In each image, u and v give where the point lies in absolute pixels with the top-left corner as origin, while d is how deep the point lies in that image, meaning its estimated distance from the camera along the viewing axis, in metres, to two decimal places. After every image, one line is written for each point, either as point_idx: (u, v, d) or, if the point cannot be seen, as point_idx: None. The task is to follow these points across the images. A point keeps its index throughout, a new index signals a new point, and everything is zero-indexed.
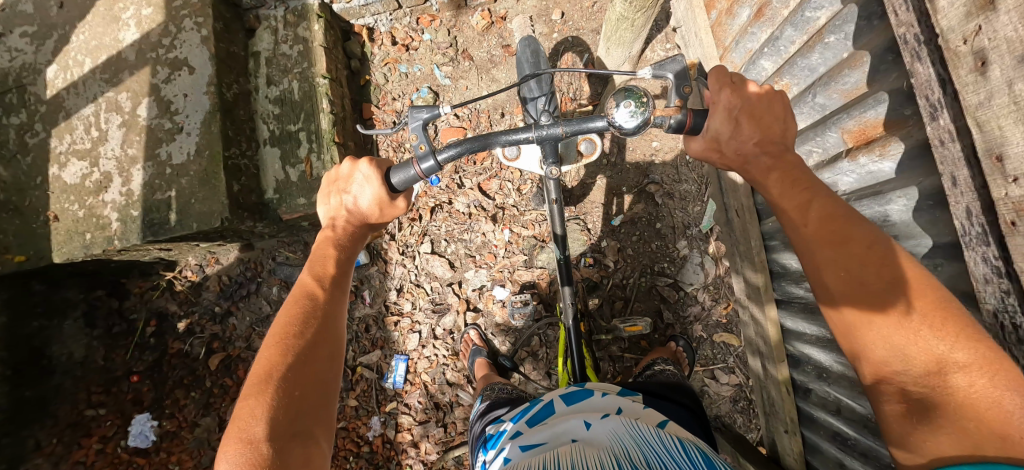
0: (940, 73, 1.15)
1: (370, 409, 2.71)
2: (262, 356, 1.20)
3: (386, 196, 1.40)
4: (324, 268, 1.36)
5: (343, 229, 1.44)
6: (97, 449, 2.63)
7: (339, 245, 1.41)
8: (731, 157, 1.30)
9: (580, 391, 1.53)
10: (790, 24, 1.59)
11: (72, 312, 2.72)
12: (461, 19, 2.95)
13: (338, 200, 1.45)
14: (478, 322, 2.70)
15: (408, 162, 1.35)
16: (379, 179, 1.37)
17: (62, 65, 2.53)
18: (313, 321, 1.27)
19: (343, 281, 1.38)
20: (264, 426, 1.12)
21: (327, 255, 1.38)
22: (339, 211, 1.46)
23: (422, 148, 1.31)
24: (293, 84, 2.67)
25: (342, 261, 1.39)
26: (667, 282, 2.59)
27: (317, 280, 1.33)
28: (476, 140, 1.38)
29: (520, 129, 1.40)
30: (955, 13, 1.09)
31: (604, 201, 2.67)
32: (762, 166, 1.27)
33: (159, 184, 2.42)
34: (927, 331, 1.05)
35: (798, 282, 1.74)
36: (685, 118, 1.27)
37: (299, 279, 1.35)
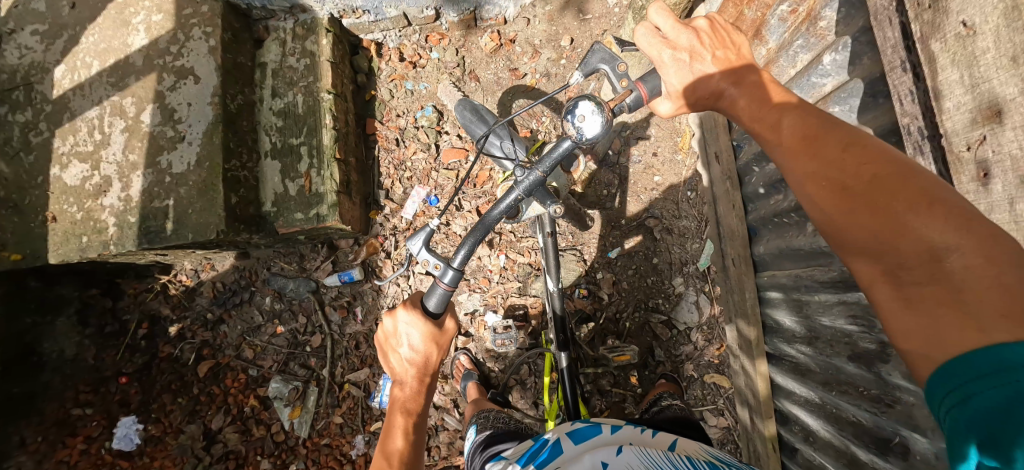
0: (940, 172, 1.17)
1: (356, 427, 2.82)
2: None
3: (435, 330, 1.52)
4: (392, 444, 1.54)
5: (412, 392, 1.61)
6: (81, 449, 2.60)
7: (406, 410, 1.58)
8: (701, 100, 1.40)
9: (588, 428, 1.46)
10: (796, 86, 1.58)
11: (66, 309, 2.72)
12: (470, 39, 2.95)
13: (398, 357, 1.60)
14: (468, 347, 2.70)
15: (432, 287, 1.49)
16: (422, 319, 1.50)
17: (69, 66, 2.53)
18: None
19: (414, 456, 1.53)
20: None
21: (394, 429, 1.56)
22: (404, 367, 1.60)
23: (437, 266, 1.48)
24: (297, 97, 2.67)
25: (408, 432, 1.56)
26: (660, 319, 2.57)
27: (386, 459, 1.50)
28: (477, 231, 1.50)
29: (505, 196, 1.51)
30: (960, 117, 1.10)
31: (601, 233, 2.63)
32: (733, 99, 1.35)
33: (158, 192, 2.42)
34: (914, 219, 0.98)
35: (790, 342, 1.72)
36: (639, 94, 1.42)
37: (373, 460, 1.52)
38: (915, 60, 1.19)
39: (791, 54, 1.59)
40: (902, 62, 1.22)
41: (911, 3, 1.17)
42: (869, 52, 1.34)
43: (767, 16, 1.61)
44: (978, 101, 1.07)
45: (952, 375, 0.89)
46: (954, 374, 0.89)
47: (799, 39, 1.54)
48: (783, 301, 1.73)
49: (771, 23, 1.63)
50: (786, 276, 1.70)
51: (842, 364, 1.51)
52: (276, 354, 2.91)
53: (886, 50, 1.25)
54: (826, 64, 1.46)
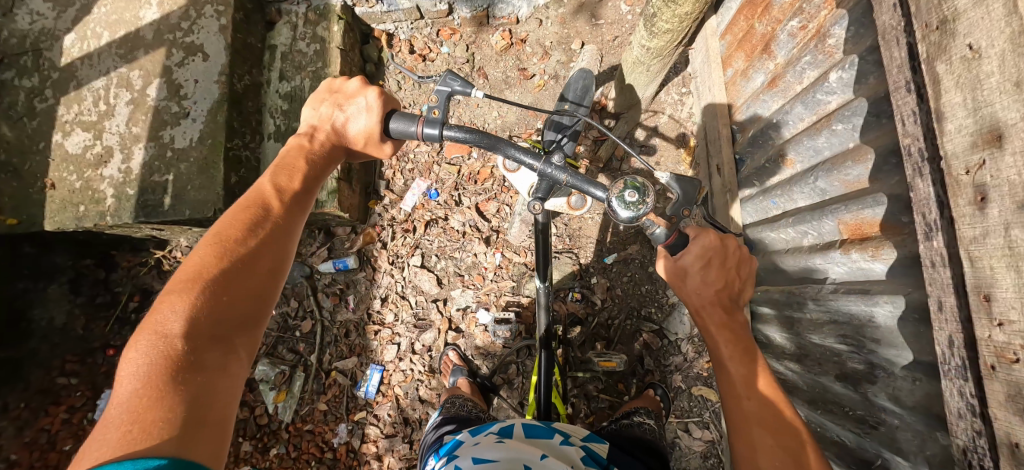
0: (938, 194, 1.14)
1: (339, 415, 2.69)
2: (197, 256, 1.14)
3: (377, 134, 1.35)
4: (287, 182, 1.31)
5: (321, 144, 1.37)
6: (63, 419, 2.61)
7: (310, 160, 1.34)
8: (691, 295, 1.35)
9: (543, 427, 1.44)
10: (801, 101, 1.58)
11: (58, 277, 2.70)
12: (481, 36, 2.96)
13: (329, 111, 1.37)
14: (458, 343, 2.69)
15: (413, 116, 1.32)
16: (380, 114, 1.32)
17: (80, 35, 2.53)
18: (261, 231, 1.21)
19: (305, 198, 1.34)
20: (182, 321, 1.06)
21: (295, 166, 1.32)
22: (324, 122, 1.38)
23: (433, 113, 1.30)
24: (305, 81, 2.67)
25: (310, 177, 1.34)
26: (652, 328, 2.56)
27: (276, 193, 1.28)
28: (487, 138, 1.37)
29: (530, 154, 1.42)
30: (961, 140, 1.07)
31: (597, 237, 2.64)
32: (716, 318, 1.34)
33: (158, 167, 2.42)
34: None
35: (779, 359, 1.78)
36: (668, 236, 1.31)
37: (256, 185, 1.29)
38: (920, 81, 1.17)
39: (798, 70, 1.58)
40: (908, 83, 1.20)
41: (919, 24, 1.16)
42: (875, 72, 1.35)
43: (776, 31, 1.64)
44: (979, 125, 1.04)
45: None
46: None
47: (807, 56, 1.54)
48: (774, 318, 1.77)
49: (780, 39, 1.63)
50: (779, 291, 1.72)
51: (830, 383, 1.58)
52: None
53: (892, 70, 1.24)
54: (832, 81, 1.46)
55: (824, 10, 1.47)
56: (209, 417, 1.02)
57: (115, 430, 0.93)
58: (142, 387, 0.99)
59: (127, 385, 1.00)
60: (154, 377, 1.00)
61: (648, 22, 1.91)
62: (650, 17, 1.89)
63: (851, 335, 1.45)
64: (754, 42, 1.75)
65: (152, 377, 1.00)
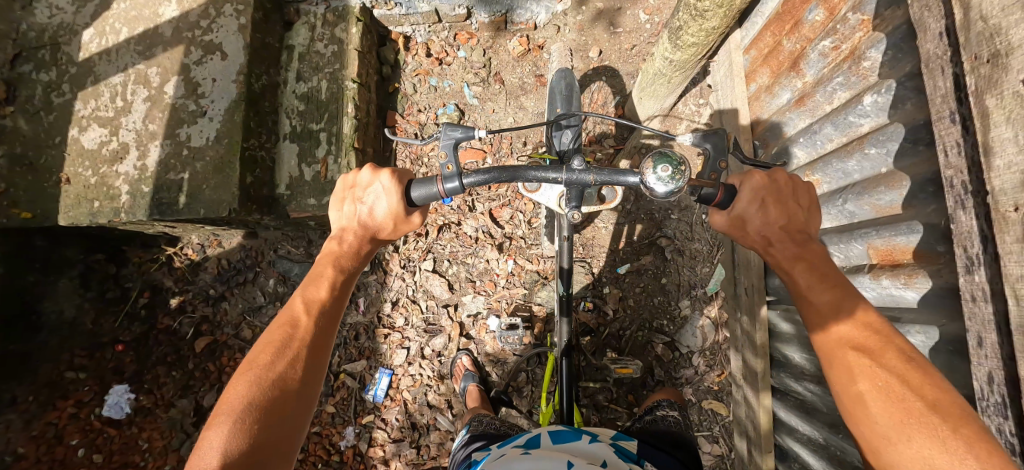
0: (983, 228, 1.13)
1: (347, 418, 2.69)
2: (232, 387, 1.21)
3: (403, 211, 1.38)
4: (316, 293, 1.35)
5: (350, 245, 1.41)
6: (70, 413, 2.60)
7: (338, 265, 1.38)
8: (754, 238, 1.30)
9: (568, 432, 1.43)
10: (831, 122, 1.56)
11: (69, 271, 2.70)
12: (498, 42, 2.95)
13: (352, 209, 1.41)
14: (469, 348, 2.68)
15: (431, 178, 1.35)
16: (398, 193, 1.35)
17: (98, 30, 2.53)
18: (289, 353, 1.26)
19: (336, 305, 1.36)
20: (217, 456, 1.13)
21: (322, 276, 1.37)
22: (350, 220, 1.41)
23: (449, 168, 1.35)
24: (322, 83, 2.67)
25: (338, 286, 1.37)
26: (663, 340, 2.55)
27: (305, 308, 1.33)
28: (505, 171, 1.38)
29: (551, 169, 1.38)
30: (1010, 176, 1.06)
31: (611, 247, 2.63)
32: (787, 251, 1.26)
33: (174, 164, 2.41)
34: (972, 461, 0.96)
35: (797, 378, 1.75)
36: (715, 193, 1.29)
37: (289, 301, 1.34)
38: (965, 112, 1.16)
39: (829, 90, 1.57)
40: (951, 113, 1.18)
41: (967, 55, 1.13)
42: (913, 98, 1.33)
43: (806, 49, 1.63)
44: None
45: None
46: None
47: (839, 77, 1.53)
48: (794, 337, 1.76)
49: (810, 57, 1.62)
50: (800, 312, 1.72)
51: None
52: None
53: (936, 98, 1.21)
54: (866, 104, 1.45)
55: (860, 32, 1.46)
56: None
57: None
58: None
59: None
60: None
61: (671, 33, 1.90)
62: (675, 30, 1.87)
63: None
64: (781, 58, 1.74)
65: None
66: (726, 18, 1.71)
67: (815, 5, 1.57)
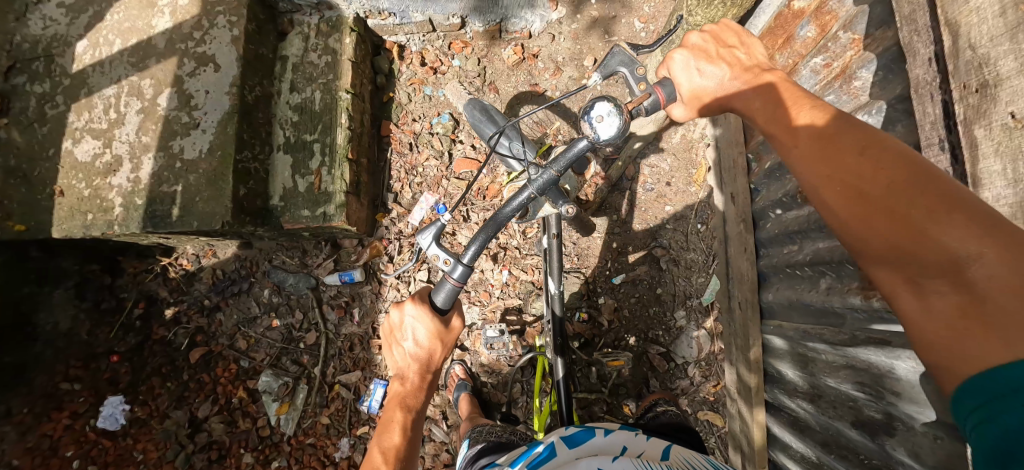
0: None
1: (342, 429, 2.78)
2: None
3: (441, 328, 1.52)
4: (390, 441, 1.63)
5: (412, 386, 1.65)
6: (65, 424, 2.58)
7: (404, 407, 1.64)
8: (715, 103, 1.43)
9: (582, 431, 1.40)
10: None
11: (64, 282, 2.70)
12: (493, 50, 2.94)
13: (398, 352, 1.62)
14: (464, 358, 2.68)
15: (443, 282, 1.47)
16: (432, 320, 1.50)
17: (92, 42, 2.53)
18: None
19: (408, 447, 1.64)
20: None
21: (393, 423, 1.64)
22: (404, 360, 1.62)
23: (450, 263, 1.45)
24: (315, 93, 2.66)
25: (406, 428, 1.64)
26: (659, 351, 2.54)
27: (384, 457, 1.61)
28: (489, 228, 1.49)
29: (519, 193, 1.51)
30: (999, 209, 1.06)
31: (605, 258, 2.61)
32: (746, 99, 1.37)
33: (168, 177, 2.41)
34: (932, 226, 0.99)
35: (791, 395, 1.75)
36: (656, 97, 1.41)
37: (370, 455, 1.64)
38: (955, 141, 1.15)
39: None
40: (941, 140, 1.18)
41: (956, 83, 1.13)
42: (903, 120, 1.31)
43: (799, 65, 1.62)
44: (1019, 197, 1.03)
45: (973, 392, 0.91)
46: (978, 390, 0.90)
47: (830, 95, 1.52)
48: (787, 353, 1.75)
49: (802, 73, 1.61)
50: (792, 329, 1.71)
51: (844, 428, 1.53)
52: (269, 347, 2.90)
53: (925, 126, 1.21)
54: None
55: (851, 51, 1.45)
56: None
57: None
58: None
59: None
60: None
61: (665, 47, 1.93)
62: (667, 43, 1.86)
63: (868, 385, 1.42)
64: None
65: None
66: None
67: (807, 22, 1.57)
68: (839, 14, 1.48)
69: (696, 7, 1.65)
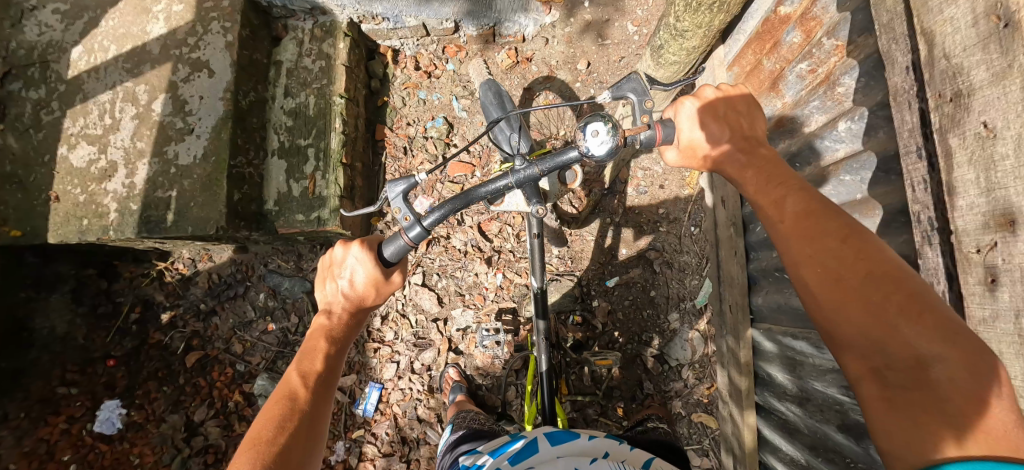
0: (947, 265, 1.15)
1: (337, 433, 2.68)
2: (236, 463, 1.22)
3: (382, 275, 1.41)
4: (312, 366, 1.42)
5: (340, 320, 1.49)
6: (62, 429, 2.59)
7: (331, 337, 1.46)
8: (709, 161, 1.41)
9: (565, 432, 1.43)
10: (809, 146, 1.56)
11: (61, 286, 2.71)
12: (487, 54, 2.96)
13: (333, 287, 1.47)
14: (458, 362, 2.69)
15: (395, 234, 1.38)
16: (374, 261, 1.39)
17: (87, 48, 2.54)
18: (290, 424, 1.30)
19: (331, 375, 1.44)
20: None
21: (316, 349, 1.44)
22: (335, 296, 1.48)
23: (406, 218, 1.36)
24: (309, 98, 2.67)
25: (331, 356, 1.44)
26: (652, 353, 2.55)
27: (303, 380, 1.39)
28: (456, 201, 1.44)
29: (498, 178, 1.48)
30: (973, 218, 1.07)
31: (599, 260, 2.62)
32: (738, 163, 1.37)
33: (162, 182, 2.42)
34: (902, 324, 1.03)
35: (780, 398, 1.75)
36: (653, 132, 1.36)
37: (286, 375, 1.42)
38: (932, 149, 1.15)
39: (806, 113, 1.57)
40: (918, 148, 1.18)
41: (933, 92, 1.14)
42: (885, 127, 1.33)
43: (785, 71, 1.63)
44: (991, 207, 1.04)
45: None
46: None
47: (815, 100, 1.53)
48: (776, 357, 1.75)
49: (788, 79, 1.62)
50: (780, 332, 1.72)
51: (830, 431, 1.55)
52: (265, 351, 2.91)
53: (903, 133, 1.21)
54: (840, 130, 1.45)
55: (834, 57, 1.46)
56: None
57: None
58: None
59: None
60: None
61: (653, 54, 1.93)
62: (657, 48, 1.87)
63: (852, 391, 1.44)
64: (762, 77, 1.73)
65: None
66: (705, 38, 1.71)
67: (793, 28, 1.58)
68: (823, 21, 1.49)
69: (682, 12, 1.62)
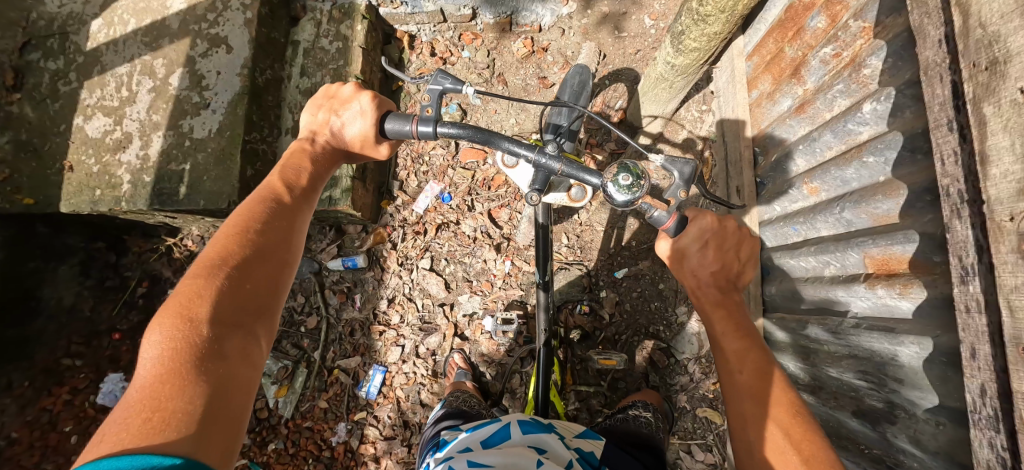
0: (977, 237, 1.09)
1: (339, 414, 2.69)
2: (219, 243, 1.22)
3: (372, 136, 1.44)
4: (297, 178, 1.41)
5: (322, 147, 1.50)
6: (65, 400, 2.60)
7: (314, 160, 1.47)
8: (688, 278, 1.46)
9: (537, 425, 1.39)
10: (831, 130, 1.55)
11: (69, 258, 2.71)
12: (503, 43, 2.96)
13: (326, 117, 1.49)
14: (463, 347, 2.68)
15: (409, 117, 1.39)
16: (373, 117, 1.41)
17: (107, 21, 2.56)
18: (276, 223, 1.31)
19: (312, 192, 1.44)
20: (207, 306, 1.11)
21: (302, 166, 1.44)
22: (323, 128, 1.50)
23: (427, 111, 1.36)
24: (325, 78, 2.68)
25: (315, 175, 1.45)
26: (660, 346, 2.53)
27: (287, 187, 1.39)
28: (480, 133, 1.38)
29: (524, 145, 1.39)
30: (1006, 185, 1.01)
31: (609, 252, 2.62)
32: (710, 298, 1.43)
33: (176, 155, 2.43)
34: None
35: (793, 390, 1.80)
36: (667, 218, 1.34)
37: (267, 180, 1.39)
38: (964, 121, 1.12)
39: (829, 98, 1.56)
40: (949, 122, 1.15)
41: (966, 62, 1.09)
42: (912, 106, 1.32)
43: (808, 57, 1.63)
44: None
45: None
46: None
47: (839, 84, 1.52)
48: (788, 346, 1.78)
49: (811, 65, 1.62)
50: (794, 321, 1.72)
51: (846, 419, 1.59)
52: None
53: (934, 107, 1.18)
54: (865, 112, 1.44)
55: (861, 40, 1.46)
56: (235, 390, 1.07)
57: (129, 418, 0.95)
58: (160, 371, 1.02)
59: (142, 380, 1.02)
60: (176, 357, 1.04)
61: (672, 41, 1.93)
62: (678, 34, 1.86)
63: (873, 373, 1.45)
64: (783, 65, 1.74)
65: (173, 360, 1.03)
66: (727, 24, 1.70)
67: (818, 12, 1.58)
68: (850, 4, 1.49)
69: None
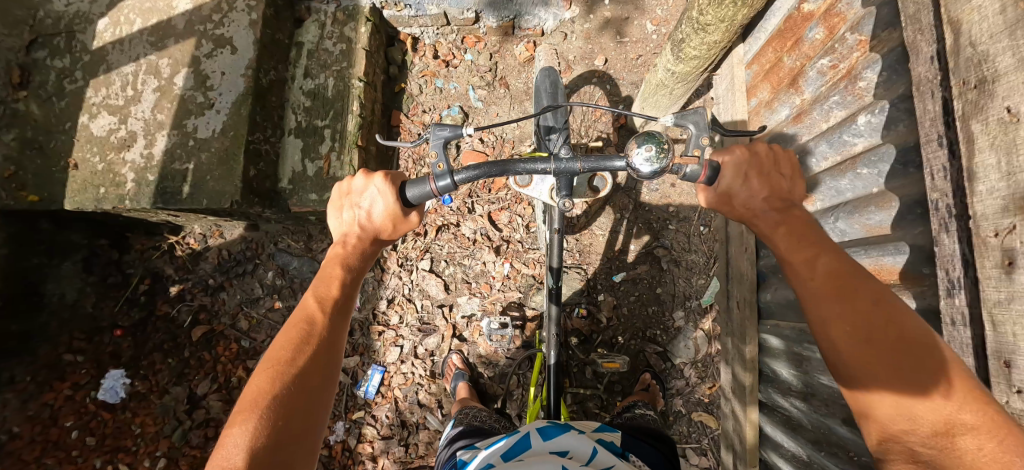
0: (964, 252, 1.16)
1: (337, 413, 2.70)
2: (253, 382, 1.17)
3: (399, 210, 1.36)
4: (328, 291, 1.32)
5: (355, 246, 1.39)
6: (66, 395, 2.62)
7: (347, 265, 1.36)
8: (738, 209, 1.26)
9: (555, 428, 1.42)
10: (827, 140, 1.57)
11: (73, 255, 2.74)
12: (505, 46, 2.98)
13: (350, 215, 1.39)
14: (461, 349, 2.70)
15: (424, 178, 1.34)
16: (393, 193, 1.34)
17: (113, 20, 2.58)
18: (308, 348, 1.22)
19: (347, 301, 1.34)
20: (242, 456, 1.09)
21: (333, 275, 1.33)
22: (351, 226, 1.40)
23: (439, 166, 1.31)
24: (329, 80, 2.70)
25: (347, 283, 1.34)
26: (656, 350, 2.55)
27: (319, 304, 1.29)
28: (494, 166, 1.34)
29: (539, 160, 1.33)
30: (992, 202, 1.09)
31: (607, 256, 2.63)
32: (769, 220, 1.23)
33: (180, 154, 2.45)
34: (938, 394, 1.01)
35: (785, 394, 1.81)
36: (700, 170, 1.22)
37: (302, 299, 1.31)
38: (953, 137, 1.17)
39: (825, 108, 1.58)
40: (939, 137, 1.20)
41: (955, 80, 1.16)
42: (905, 120, 1.34)
43: (806, 67, 1.64)
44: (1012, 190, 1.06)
45: None
46: None
47: (835, 96, 1.54)
48: (782, 352, 1.82)
49: (809, 75, 1.63)
50: (789, 328, 1.76)
51: (835, 425, 1.61)
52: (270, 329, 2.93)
53: (925, 122, 1.23)
54: (860, 124, 1.46)
55: (857, 52, 1.48)
56: None
57: None
58: None
59: None
60: None
61: (671, 49, 1.95)
62: (679, 42, 1.87)
63: None
64: (781, 74, 1.76)
65: None
66: (727, 33, 1.73)
67: (816, 24, 1.60)
68: (847, 16, 1.51)
69: (706, 5, 1.63)
